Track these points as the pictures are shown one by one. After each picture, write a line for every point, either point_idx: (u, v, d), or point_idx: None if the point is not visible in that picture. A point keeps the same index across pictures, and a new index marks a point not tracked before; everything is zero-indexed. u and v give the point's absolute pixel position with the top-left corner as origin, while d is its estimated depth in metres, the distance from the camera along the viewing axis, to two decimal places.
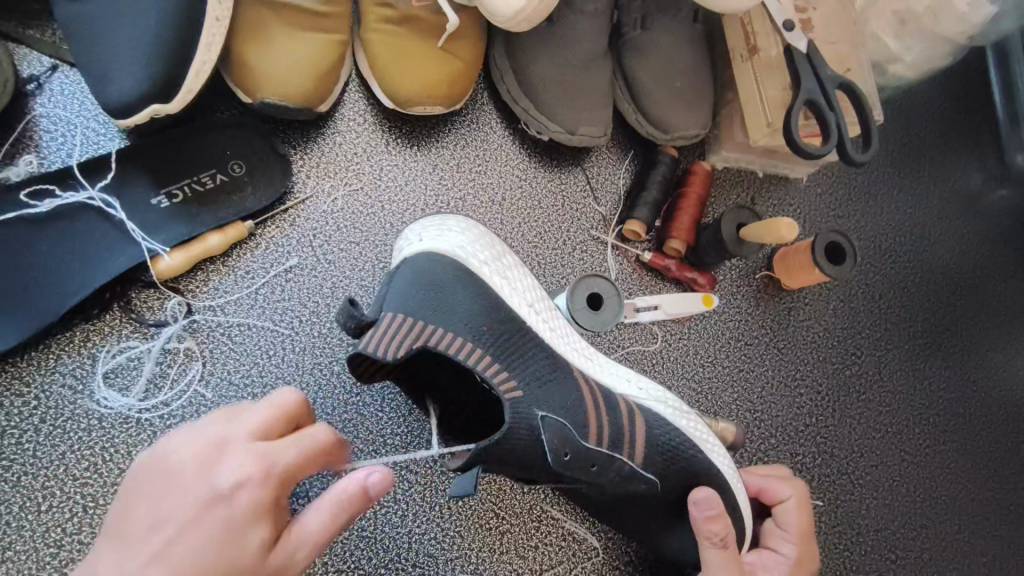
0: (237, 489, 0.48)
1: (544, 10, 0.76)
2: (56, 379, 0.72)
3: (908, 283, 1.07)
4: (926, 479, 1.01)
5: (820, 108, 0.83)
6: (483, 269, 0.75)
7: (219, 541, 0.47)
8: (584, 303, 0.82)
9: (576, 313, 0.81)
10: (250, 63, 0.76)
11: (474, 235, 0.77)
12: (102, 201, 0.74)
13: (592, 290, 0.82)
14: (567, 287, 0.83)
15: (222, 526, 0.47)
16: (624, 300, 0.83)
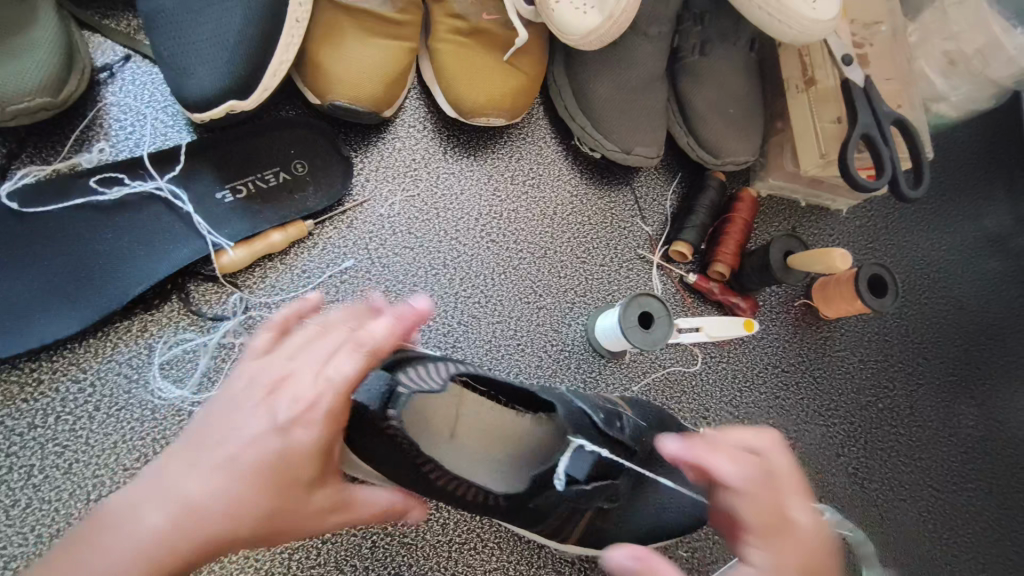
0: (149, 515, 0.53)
1: (611, 34, 0.78)
2: (111, 367, 0.72)
3: (940, 320, 1.08)
4: (953, 516, 1.01)
5: (876, 143, 0.85)
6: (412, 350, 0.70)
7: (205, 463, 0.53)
8: (636, 321, 0.82)
9: (628, 329, 0.82)
10: (324, 65, 0.77)
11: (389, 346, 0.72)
12: (170, 192, 0.74)
13: (644, 308, 0.83)
14: (619, 304, 0.84)
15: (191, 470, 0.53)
16: (673, 321, 0.84)
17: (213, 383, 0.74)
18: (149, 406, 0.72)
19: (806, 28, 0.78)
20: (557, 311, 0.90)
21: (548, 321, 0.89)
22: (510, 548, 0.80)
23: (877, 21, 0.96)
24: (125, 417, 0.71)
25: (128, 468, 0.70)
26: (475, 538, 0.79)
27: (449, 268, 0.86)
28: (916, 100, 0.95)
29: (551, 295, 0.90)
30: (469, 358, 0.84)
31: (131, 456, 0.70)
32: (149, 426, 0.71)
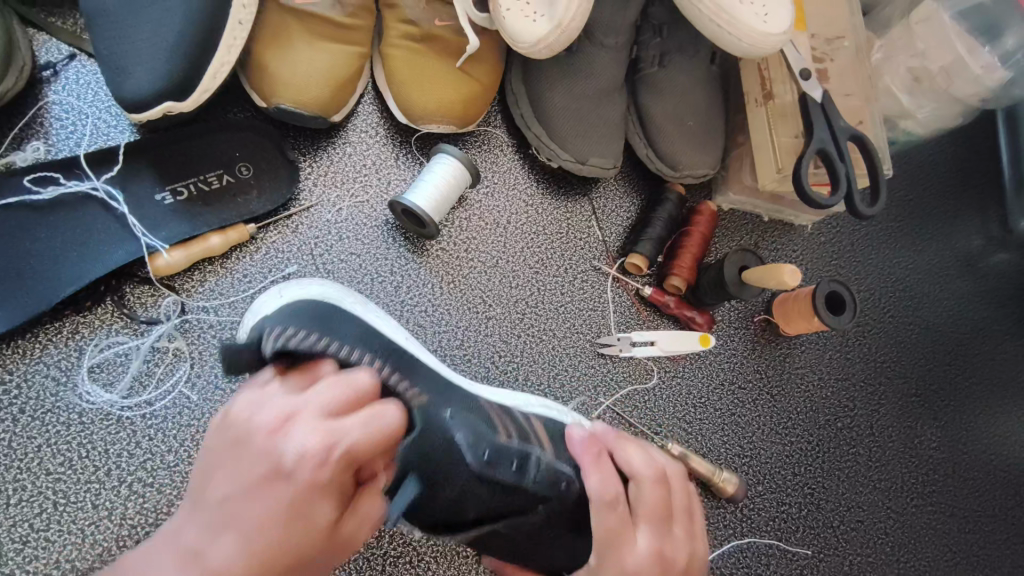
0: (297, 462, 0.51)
1: (563, 43, 0.77)
2: (39, 369, 0.71)
3: (905, 340, 1.06)
4: (911, 539, 0.99)
5: (831, 160, 0.84)
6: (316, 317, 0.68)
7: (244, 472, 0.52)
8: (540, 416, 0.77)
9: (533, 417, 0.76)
10: (268, 67, 0.76)
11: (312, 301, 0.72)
12: (105, 193, 0.73)
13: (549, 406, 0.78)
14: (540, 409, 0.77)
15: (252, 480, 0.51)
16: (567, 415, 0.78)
17: (143, 388, 0.73)
18: (76, 410, 0.71)
19: (757, 41, 0.77)
20: (506, 322, 0.88)
21: (497, 332, 0.88)
22: (446, 563, 0.78)
23: (840, 36, 0.95)
24: (50, 420, 0.70)
25: (50, 472, 0.69)
26: (409, 551, 0.77)
27: (396, 276, 0.85)
28: (878, 118, 0.94)
29: (501, 305, 0.89)
30: None
31: (54, 461, 0.69)
32: (74, 430, 0.71)
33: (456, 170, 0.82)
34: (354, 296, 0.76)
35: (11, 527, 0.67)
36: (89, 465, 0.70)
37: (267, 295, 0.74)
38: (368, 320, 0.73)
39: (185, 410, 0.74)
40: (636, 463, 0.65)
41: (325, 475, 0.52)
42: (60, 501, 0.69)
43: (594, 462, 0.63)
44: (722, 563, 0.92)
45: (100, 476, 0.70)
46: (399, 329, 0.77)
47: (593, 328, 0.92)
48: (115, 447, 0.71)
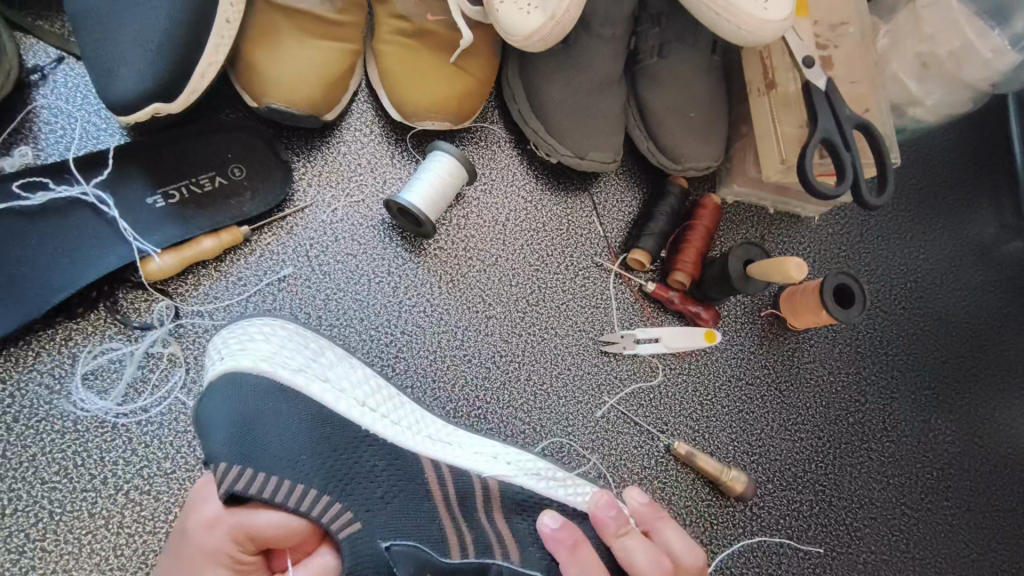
0: (201, 528, 0.59)
1: (558, 34, 0.75)
2: (33, 377, 0.70)
3: (916, 332, 1.04)
4: (926, 536, 0.97)
5: (836, 149, 0.81)
6: (257, 416, 0.66)
7: (189, 518, 0.62)
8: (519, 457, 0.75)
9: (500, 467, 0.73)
10: (258, 66, 0.75)
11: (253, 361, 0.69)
12: (96, 197, 0.72)
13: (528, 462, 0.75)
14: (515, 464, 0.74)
15: (186, 526, 0.61)
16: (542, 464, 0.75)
17: (139, 394, 0.72)
18: (71, 418, 0.70)
19: (757, 28, 0.74)
20: (506, 321, 0.87)
21: (498, 331, 0.86)
22: None
23: (844, 21, 0.92)
24: (45, 429, 0.69)
25: (45, 481, 0.68)
26: None
27: (393, 276, 0.83)
28: (885, 105, 0.91)
29: (501, 304, 0.87)
30: (412, 368, 0.82)
31: (50, 470, 0.68)
32: (69, 439, 0.69)
33: (452, 166, 0.81)
34: (304, 354, 0.72)
35: (6, 537, 0.66)
36: (85, 473, 0.69)
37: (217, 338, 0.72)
38: (312, 396, 0.69)
39: (181, 416, 0.72)
40: (637, 560, 0.65)
41: (219, 549, 0.58)
42: (56, 510, 0.68)
43: (571, 554, 0.64)
44: (733, 563, 0.90)
45: (96, 484, 0.69)
46: (355, 376, 0.74)
47: (597, 325, 0.90)
48: (111, 455, 0.70)
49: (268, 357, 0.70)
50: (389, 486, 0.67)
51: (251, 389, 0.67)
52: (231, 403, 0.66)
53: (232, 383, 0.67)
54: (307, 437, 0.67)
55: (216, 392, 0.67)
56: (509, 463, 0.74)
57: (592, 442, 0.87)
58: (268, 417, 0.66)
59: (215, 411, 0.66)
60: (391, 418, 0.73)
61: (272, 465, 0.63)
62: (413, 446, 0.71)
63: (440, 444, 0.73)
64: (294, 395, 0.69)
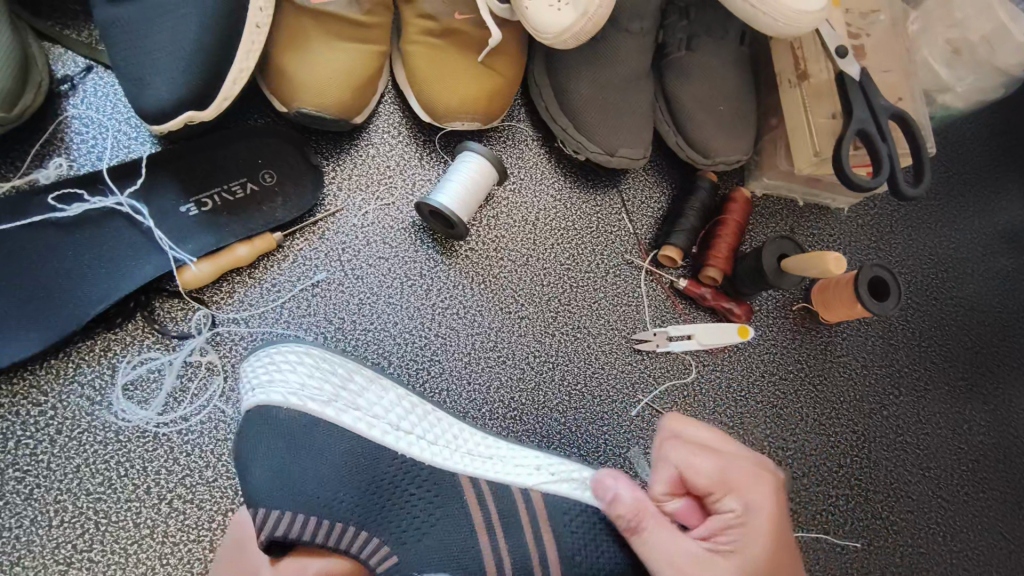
0: None
1: (590, 30, 0.74)
2: (74, 389, 0.70)
3: (949, 322, 1.02)
4: (964, 529, 0.96)
5: (872, 139, 0.80)
6: (298, 453, 0.67)
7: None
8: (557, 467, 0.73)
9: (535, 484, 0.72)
10: (287, 71, 0.75)
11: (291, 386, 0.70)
12: (131, 207, 0.72)
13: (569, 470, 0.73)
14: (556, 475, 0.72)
15: None
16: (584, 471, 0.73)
17: (178, 403, 0.72)
18: (113, 428, 0.70)
19: (793, 19, 0.73)
20: (539, 321, 0.86)
21: (531, 331, 0.86)
22: None
23: (875, 9, 0.91)
24: (87, 440, 0.69)
25: (90, 492, 0.68)
26: None
27: (425, 279, 0.83)
28: (918, 93, 0.90)
29: (533, 305, 0.87)
30: (446, 371, 0.82)
31: (94, 481, 0.69)
32: (112, 449, 0.70)
33: (484, 174, 0.80)
34: (332, 383, 0.71)
35: (55, 549, 0.66)
36: (128, 483, 0.69)
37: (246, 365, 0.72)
38: (343, 426, 0.69)
39: (221, 424, 0.72)
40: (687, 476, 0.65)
41: None
42: (102, 520, 0.68)
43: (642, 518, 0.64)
44: None
45: (140, 495, 0.69)
46: (386, 400, 0.73)
47: (629, 323, 0.89)
48: (154, 465, 0.70)
49: (298, 390, 0.70)
50: (428, 503, 0.68)
51: (285, 418, 0.68)
52: (262, 438, 0.67)
53: (262, 417, 0.68)
54: (341, 469, 0.67)
55: (248, 427, 0.68)
56: (549, 473, 0.73)
57: (627, 441, 0.86)
58: (303, 454, 0.67)
59: (248, 451, 0.66)
60: (427, 434, 0.73)
61: (307, 505, 0.65)
62: (451, 466, 0.71)
63: (478, 455, 0.73)
64: (327, 427, 0.69)
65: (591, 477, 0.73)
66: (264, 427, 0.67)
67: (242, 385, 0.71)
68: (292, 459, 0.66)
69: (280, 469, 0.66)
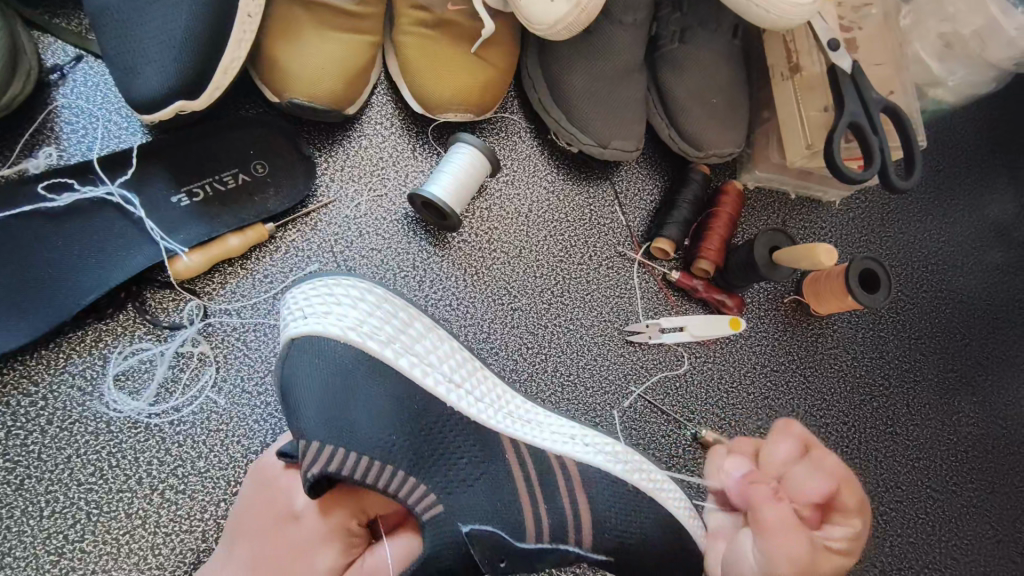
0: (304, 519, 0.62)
1: (583, 21, 0.74)
2: (64, 379, 0.70)
3: (939, 314, 1.03)
4: (952, 518, 0.97)
5: (864, 132, 0.80)
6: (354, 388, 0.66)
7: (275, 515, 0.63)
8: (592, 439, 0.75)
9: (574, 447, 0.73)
10: (279, 61, 0.74)
11: (349, 322, 0.69)
12: (121, 198, 0.72)
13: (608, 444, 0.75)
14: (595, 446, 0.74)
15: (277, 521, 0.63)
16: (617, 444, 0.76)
17: (171, 394, 0.72)
18: (104, 419, 0.70)
19: (784, 12, 0.73)
20: (532, 313, 0.87)
21: (524, 323, 0.86)
22: None
23: (867, 3, 0.91)
24: (79, 431, 0.69)
25: (82, 483, 0.68)
26: None
27: (418, 270, 0.83)
28: (909, 87, 0.90)
29: (526, 296, 0.87)
30: None
31: (85, 471, 0.68)
32: (104, 440, 0.70)
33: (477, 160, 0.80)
34: (391, 326, 0.71)
35: (46, 539, 0.66)
36: (120, 474, 0.69)
37: (299, 295, 0.70)
38: (400, 369, 0.68)
39: (213, 414, 0.72)
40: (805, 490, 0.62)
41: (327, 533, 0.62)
42: (93, 511, 0.68)
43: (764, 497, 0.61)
44: None
45: (132, 485, 0.69)
46: (441, 349, 0.73)
47: (620, 315, 0.90)
48: (146, 455, 0.70)
49: (356, 326, 0.69)
50: (447, 466, 0.67)
51: (343, 353, 0.67)
52: (328, 364, 0.66)
53: (322, 346, 0.66)
54: (394, 413, 0.66)
55: (301, 356, 0.66)
56: (586, 445, 0.74)
57: (619, 432, 0.87)
58: (357, 393, 0.65)
59: (306, 376, 0.64)
60: (469, 391, 0.72)
61: (365, 442, 0.62)
62: (496, 425, 0.71)
63: (520, 420, 0.73)
64: (384, 370, 0.68)
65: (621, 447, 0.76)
66: (325, 356, 0.66)
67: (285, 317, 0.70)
68: (353, 394, 0.65)
69: (333, 402, 0.64)
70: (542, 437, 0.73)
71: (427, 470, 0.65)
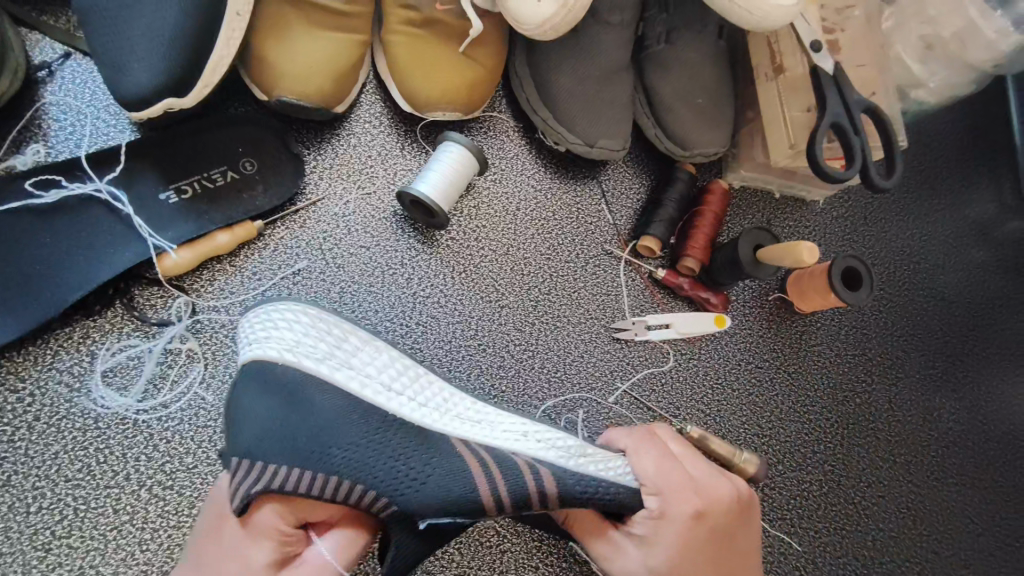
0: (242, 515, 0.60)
1: (571, 21, 0.75)
2: (52, 376, 0.70)
3: (920, 313, 1.05)
4: (933, 511, 0.99)
5: (845, 132, 0.82)
6: (295, 403, 0.65)
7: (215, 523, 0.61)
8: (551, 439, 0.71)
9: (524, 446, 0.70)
10: (268, 59, 0.75)
11: (287, 345, 0.68)
12: (109, 194, 0.72)
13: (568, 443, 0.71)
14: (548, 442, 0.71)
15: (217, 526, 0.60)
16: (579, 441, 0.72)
17: (159, 390, 0.72)
18: (92, 415, 0.70)
19: (767, 13, 0.75)
20: (520, 310, 0.87)
21: (511, 320, 0.87)
22: (470, 555, 0.78)
23: (850, 5, 0.93)
24: (66, 427, 0.69)
25: (69, 479, 0.68)
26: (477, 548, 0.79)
27: (407, 268, 0.84)
28: (891, 88, 0.92)
29: (514, 294, 0.88)
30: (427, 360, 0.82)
31: (72, 467, 0.69)
32: (91, 436, 0.70)
33: (463, 159, 0.81)
34: (328, 341, 0.71)
35: (33, 535, 0.66)
36: (108, 470, 0.69)
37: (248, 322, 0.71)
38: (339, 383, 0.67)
39: (201, 411, 0.73)
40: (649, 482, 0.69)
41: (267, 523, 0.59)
42: (81, 507, 0.68)
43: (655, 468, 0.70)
44: None
45: (119, 481, 0.69)
46: (381, 360, 0.72)
47: (607, 312, 0.91)
48: (133, 451, 0.70)
49: (294, 347, 0.68)
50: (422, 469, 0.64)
51: (278, 375, 0.66)
52: (261, 395, 0.65)
53: (258, 372, 0.66)
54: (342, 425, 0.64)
55: (244, 386, 0.66)
56: (539, 440, 0.71)
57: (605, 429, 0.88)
58: (299, 411, 0.64)
59: (247, 407, 0.64)
60: (420, 399, 0.71)
61: (306, 458, 0.61)
62: (448, 428, 0.69)
63: (473, 422, 0.71)
64: (324, 386, 0.66)
65: (579, 444, 0.71)
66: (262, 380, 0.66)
67: (241, 342, 0.70)
68: (295, 411, 0.64)
69: (271, 429, 0.63)
70: (502, 440, 0.70)
71: (383, 470, 0.63)
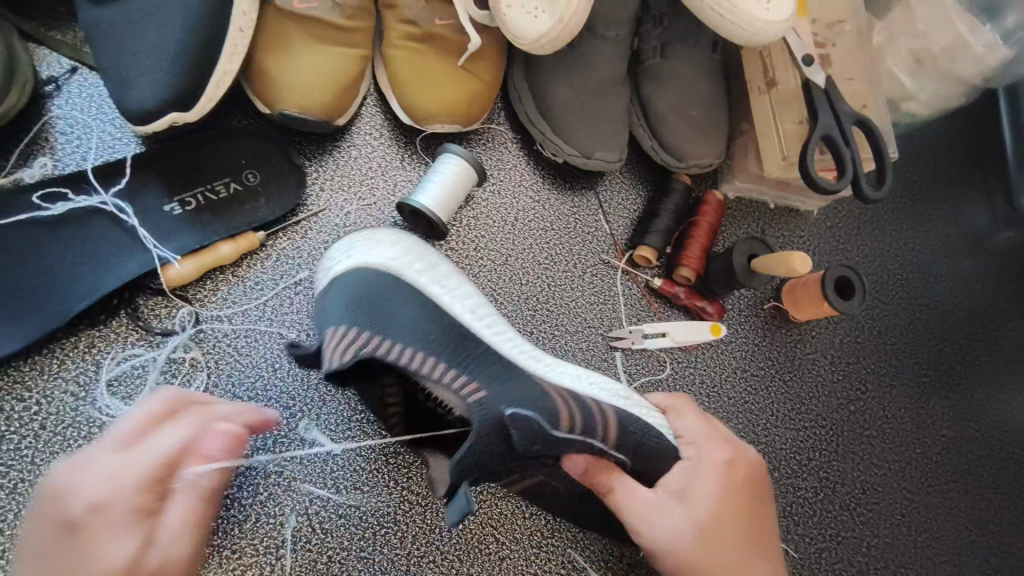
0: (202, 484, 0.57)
1: (567, 36, 0.77)
2: (57, 384, 0.71)
3: (913, 321, 1.06)
4: (927, 517, 1.00)
5: (837, 144, 0.83)
6: (390, 316, 0.67)
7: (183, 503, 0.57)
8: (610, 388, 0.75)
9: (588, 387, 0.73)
10: (270, 74, 0.76)
11: (381, 260, 0.72)
12: (115, 207, 0.73)
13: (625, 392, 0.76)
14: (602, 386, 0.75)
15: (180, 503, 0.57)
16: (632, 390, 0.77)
17: None
18: (97, 423, 0.71)
19: (759, 29, 0.76)
20: (518, 319, 0.89)
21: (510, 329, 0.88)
22: (470, 562, 0.79)
23: (841, 20, 0.95)
24: (71, 435, 0.70)
25: None
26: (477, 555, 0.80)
27: None
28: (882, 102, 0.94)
29: (513, 303, 0.89)
30: None
31: None
32: None
33: (461, 170, 0.82)
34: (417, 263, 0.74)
35: None
36: None
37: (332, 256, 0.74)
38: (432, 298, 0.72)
39: None
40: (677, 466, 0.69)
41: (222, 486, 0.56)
42: None
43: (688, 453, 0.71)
44: None
45: None
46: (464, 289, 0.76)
47: (605, 321, 0.92)
48: None
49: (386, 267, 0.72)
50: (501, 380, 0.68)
51: (374, 285, 0.70)
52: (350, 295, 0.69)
53: (356, 275, 0.70)
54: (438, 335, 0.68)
55: (339, 288, 0.70)
56: (594, 383, 0.74)
57: None
58: (395, 311, 0.68)
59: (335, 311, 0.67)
60: (494, 328, 0.74)
61: (407, 339, 0.66)
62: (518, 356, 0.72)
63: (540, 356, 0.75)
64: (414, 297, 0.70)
65: (626, 390, 0.76)
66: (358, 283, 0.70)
67: (330, 266, 0.74)
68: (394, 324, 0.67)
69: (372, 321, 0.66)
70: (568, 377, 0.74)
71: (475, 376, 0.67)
